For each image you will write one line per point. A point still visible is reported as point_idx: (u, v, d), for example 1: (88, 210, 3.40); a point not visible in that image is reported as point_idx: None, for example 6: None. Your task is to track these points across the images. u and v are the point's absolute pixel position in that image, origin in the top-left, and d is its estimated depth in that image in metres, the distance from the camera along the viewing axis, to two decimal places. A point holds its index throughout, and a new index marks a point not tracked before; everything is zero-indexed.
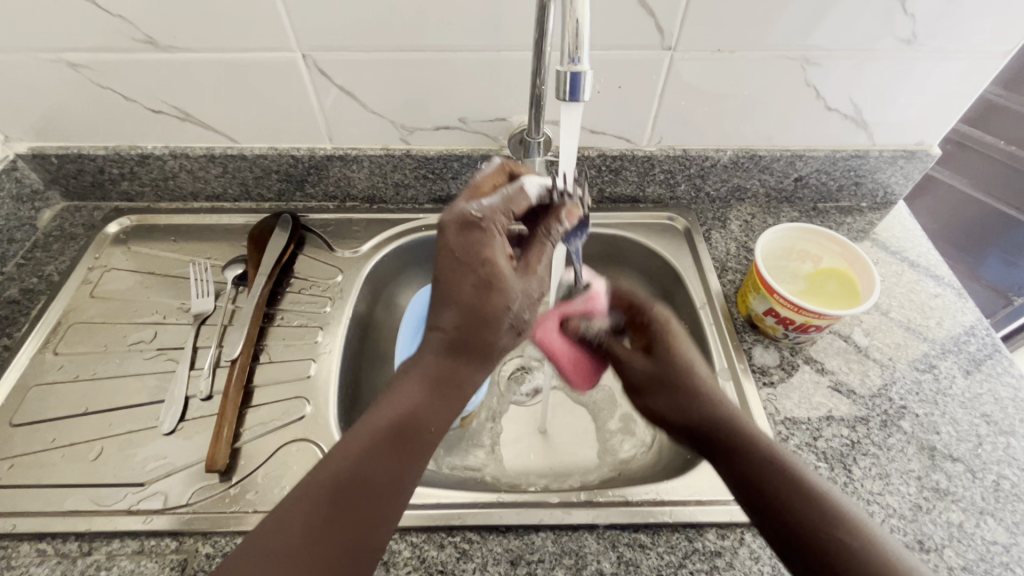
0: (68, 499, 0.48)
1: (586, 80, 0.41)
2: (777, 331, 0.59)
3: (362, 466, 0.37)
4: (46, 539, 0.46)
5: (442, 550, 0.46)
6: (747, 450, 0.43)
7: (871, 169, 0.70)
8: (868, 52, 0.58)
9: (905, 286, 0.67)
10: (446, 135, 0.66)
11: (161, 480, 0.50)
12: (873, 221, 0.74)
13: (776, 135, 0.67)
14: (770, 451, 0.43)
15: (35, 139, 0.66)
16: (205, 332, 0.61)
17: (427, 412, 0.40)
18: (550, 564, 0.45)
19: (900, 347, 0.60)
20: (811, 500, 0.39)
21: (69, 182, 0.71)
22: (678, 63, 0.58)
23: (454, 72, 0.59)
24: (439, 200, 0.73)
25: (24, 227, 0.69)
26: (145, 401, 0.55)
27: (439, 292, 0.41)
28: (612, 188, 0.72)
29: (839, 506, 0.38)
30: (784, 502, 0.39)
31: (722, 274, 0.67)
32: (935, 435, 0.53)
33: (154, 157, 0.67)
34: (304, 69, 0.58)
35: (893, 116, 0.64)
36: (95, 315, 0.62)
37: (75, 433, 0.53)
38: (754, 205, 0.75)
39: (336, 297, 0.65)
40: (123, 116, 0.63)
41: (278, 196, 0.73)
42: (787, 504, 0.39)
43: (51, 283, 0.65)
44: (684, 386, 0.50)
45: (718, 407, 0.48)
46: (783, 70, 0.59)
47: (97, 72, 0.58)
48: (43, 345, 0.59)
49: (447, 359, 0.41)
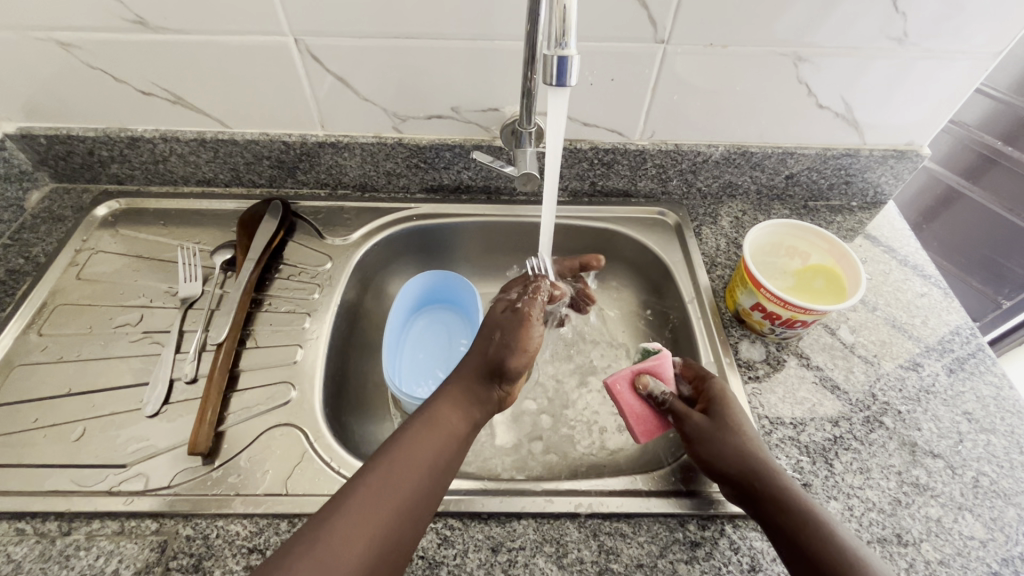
0: (48, 479, 0.48)
1: (574, 64, 0.41)
2: (763, 326, 0.59)
3: (385, 477, 0.42)
4: (25, 519, 0.46)
5: (423, 536, 0.46)
6: (781, 493, 0.43)
7: (861, 168, 0.71)
8: (861, 50, 0.58)
9: (892, 285, 0.67)
10: (439, 124, 0.66)
11: (144, 461, 0.49)
12: (863, 220, 0.74)
13: (767, 132, 0.67)
14: (792, 489, 0.43)
15: (23, 118, 0.66)
16: (192, 316, 0.61)
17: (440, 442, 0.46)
18: (530, 551, 0.45)
19: (885, 344, 0.61)
20: (843, 550, 0.39)
21: (58, 164, 0.70)
22: (671, 57, 0.58)
23: (447, 60, 0.58)
24: (431, 189, 0.73)
25: (11, 208, 0.69)
26: (129, 383, 0.55)
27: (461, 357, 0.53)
28: (604, 181, 0.72)
29: (826, 526, 0.40)
30: (818, 552, 0.39)
31: (711, 269, 0.67)
32: (916, 431, 0.53)
33: (144, 140, 0.67)
34: (296, 54, 0.58)
35: (884, 116, 0.65)
36: (82, 297, 0.62)
37: (58, 414, 0.52)
38: (745, 202, 0.75)
39: (325, 284, 0.65)
40: (113, 97, 0.63)
41: (269, 182, 0.72)
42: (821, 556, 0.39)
43: (38, 264, 0.65)
44: (728, 430, 0.47)
45: (754, 448, 0.46)
46: (775, 66, 0.59)
47: (87, 52, 0.58)
48: (28, 326, 0.59)
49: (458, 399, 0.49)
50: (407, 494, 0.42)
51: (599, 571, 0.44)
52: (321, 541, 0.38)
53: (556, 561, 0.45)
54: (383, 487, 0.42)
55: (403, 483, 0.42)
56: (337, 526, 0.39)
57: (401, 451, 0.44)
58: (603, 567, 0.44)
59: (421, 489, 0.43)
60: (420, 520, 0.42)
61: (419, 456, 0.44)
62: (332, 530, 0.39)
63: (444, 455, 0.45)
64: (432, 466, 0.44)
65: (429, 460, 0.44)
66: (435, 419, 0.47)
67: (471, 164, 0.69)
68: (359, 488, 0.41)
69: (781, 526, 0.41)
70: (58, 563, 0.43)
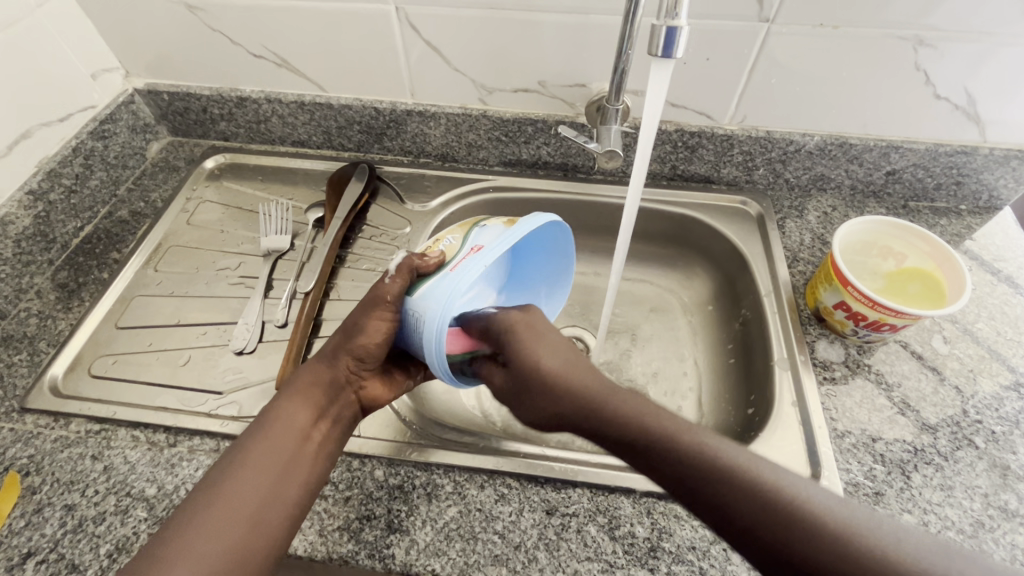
0: (159, 397, 0.54)
1: (682, 36, 0.43)
2: (846, 327, 0.56)
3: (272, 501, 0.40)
4: (139, 428, 0.52)
5: (482, 490, 0.48)
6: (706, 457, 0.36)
7: (977, 168, 0.65)
8: (995, 35, 0.52)
9: (998, 298, 0.62)
10: (525, 98, 0.66)
11: (237, 391, 0.55)
12: (970, 227, 0.68)
13: (871, 122, 0.63)
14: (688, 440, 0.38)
15: (152, 76, 0.73)
16: (283, 266, 0.66)
17: (244, 490, 0.40)
18: (584, 518, 0.46)
19: (982, 359, 0.56)
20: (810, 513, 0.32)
21: (176, 119, 0.77)
22: (773, 38, 0.56)
23: (540, 34, 0.59)
24: (508, 163, 0.74)
25: (136, 155, 0.76)
26: (228, 320, 0.61)
27: (335, 384, 0.47)
28: (686, 165, 0.70)
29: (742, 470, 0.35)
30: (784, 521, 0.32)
31: (793, 264, 0.64)
32: (1011, 454, 0.49)
33: (251, 100, 0.72)
34: (396, 22, 0.60)
35: (1010, 112, 0.59)
36: (190, 241, 0.69)
37: (168, 341, 0.59)
38: (835, 197, 0.71)
39: (402, 246, 0.68)
40: (229, 58, 0.68)
41: (357, 146, 0.76)
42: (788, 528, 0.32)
43: (155, 208, 0.72)
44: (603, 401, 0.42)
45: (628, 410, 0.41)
46: (889, 50, 0.55)
47: (210, 14, 0.63)
48: (146, 262, 0.67)
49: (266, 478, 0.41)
50: (287, 463, 0.42)
51: (650, 547, 0.45)
52: (177, 549, 0.36)
53: (608, 531, 0.46)
54: (231, 477, 0.40)
55: (234, 503, 0.39)
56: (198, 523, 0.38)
57: (249, 452, 0.42)
58: (655, 545, 0.45)
59: (261, 473, 0.41)
60: (284, 502, 0.40)
61: (229, 501, 0.39)
62: (223, 482, 0.40)
63: (315, 472, 0.43)
64: (237, 509, 0.39)
65: (276, 463, 0.42)
66: (277, 419, 0.44)
67: (552, 140, 0.70)
68: (202, 495, 0.39)
69: (726, 500, 0.34)
70: (165, 469, 0.49)
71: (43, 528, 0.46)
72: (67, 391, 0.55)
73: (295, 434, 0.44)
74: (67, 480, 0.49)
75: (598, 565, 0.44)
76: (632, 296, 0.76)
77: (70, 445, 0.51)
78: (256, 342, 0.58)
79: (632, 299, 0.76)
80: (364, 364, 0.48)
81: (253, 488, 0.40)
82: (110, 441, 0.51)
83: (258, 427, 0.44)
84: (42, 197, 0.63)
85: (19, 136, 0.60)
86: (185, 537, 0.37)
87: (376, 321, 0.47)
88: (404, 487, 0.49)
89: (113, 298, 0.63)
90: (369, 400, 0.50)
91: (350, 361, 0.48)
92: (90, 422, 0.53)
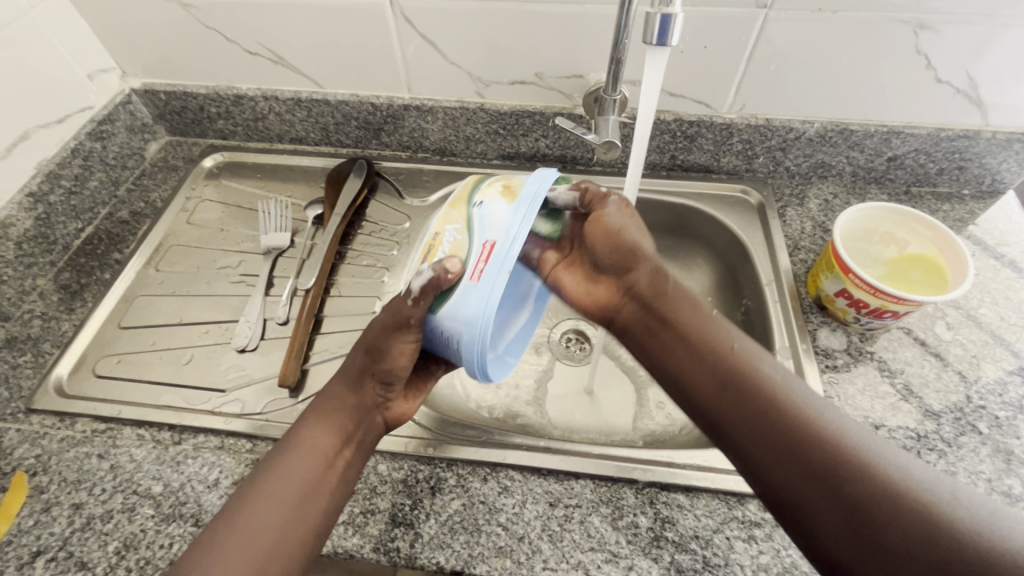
0: (164, 396, 0.55)
1: (677, 22, 0.42)
2: (847, 315, 0.56)
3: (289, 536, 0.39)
4: (144, 426, 0.53)
5: (485, 483, 0.49)
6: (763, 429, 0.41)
7: (980, 152, 0.64)
8: (997, 16, 0.52)
9: (1001, 283, 0.61)
10: (522, 91, 0.66)
11: (240, 388, 0.55)
12: (972, 212, 0.67)
13: (871, 108, 0.62)
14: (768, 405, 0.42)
15: (149, 76, 0.73)
16: (284, 264, 0.66)
17: (266, 522, 0.40)
18: (587, 509, 0.47)
19: (986, 345, 0.56)
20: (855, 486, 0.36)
21: (174, 118, 0.77)
22: (772, 24, 0.55)
23: (536, 25, 0.58)
24: (507, 156, 0.74)
25: (135, 156, 0.76)
26: (230, 318, 0.62)
27: (361, 407, 0.47)
28: (685, 155, 0.70)
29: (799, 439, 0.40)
30: (862, 486, 0.35)
31: (794, 252, 0.64)
32: (1014, 439, 0.49)
33: (248, 98, 0.72)
34: (391, 16, 0.60)
35: (1014, 95, 0.58)
36: (191, 240, 0.69)
37: (171, 340, 0.60)
38: (837, 184, 0.70)
39: (403, 242, 0.68)
40: (224, 56, 0.68)
41: (355, 142, 0.76)
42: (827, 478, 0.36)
43: (155, 208, 0.73)
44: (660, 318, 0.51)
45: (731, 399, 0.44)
46: (889, 34, 0.55)
47: (203, 11, 0.63)
48: (148, 262, 0.67)
49: (288, 511, 0.40)
50: (310, 496, 0.41)
51: (653, 536, 0.45)
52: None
53: (612, 522, 0.46)
54: (255, 504, 0.40)
55: (255, 534, 0.39)
56: (221, 549, 0.38)
57: (270, 478, 0.42)
58: (659, 534, 0.45)
59: (285, 505, 0.40)
60: (301, 540, 0.40)
61: (249, 530, 0.39)
62: (248, 509, 0.40)
63: (336, 501, 0.42)
64: (257, 542, 0.38)
65: (298, 494, 0.41)
66: (304, 445, 0.44)
67: (550, 132, 0.69)
68: (222, 524, 0.39)
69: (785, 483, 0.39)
70: (171, 467, 0.50)
71: (52, 527, 0.46)
72: (72, 391, 0.56)
73: (320, 460, 0.43)
74: (75, 478, 0.49)
75: (602, 555, 0.44)
76: None
77: (76, 444, 0.51)
78: (258, 339, 0.59)
79: None
80: (388, 385, 0.47)
81: (273, 520, 0.40)
82: (116, 440, 0.52)
83: (285, 450, 0.44)
84: (42, 198, 0.63)
85: (18, 138, 0.60)
86: (207, 564, 0.37)
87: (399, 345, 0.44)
88: (407, 480, 0.49)
89: (115, 298, 0.63)
90: (395, 417, 0.49)
91: (377, 385, 0.47)
92: (96, 421, 0.53)
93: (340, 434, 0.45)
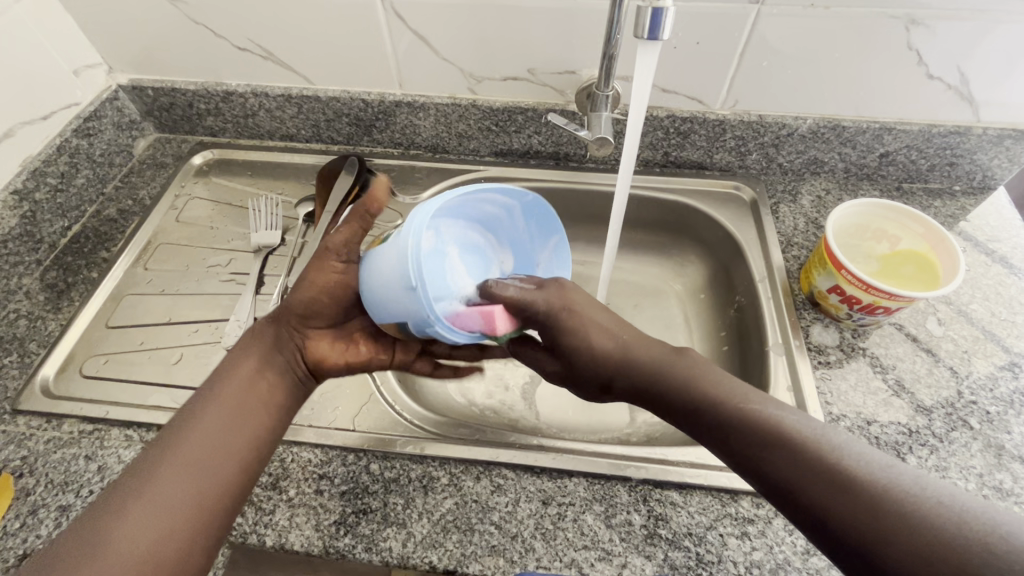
0: (152, 396, 0.54)
1: (667, 17, 0.42)
2: (840, 311, 0.56)
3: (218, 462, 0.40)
4: (132, 427, 0.52)
5: (478, 482, 0.48)
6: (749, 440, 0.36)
7: (971, 149, 0.64)
8: (987, 13, 0.52)
9: (992, 278, 0.61)
10: (515, 87, 0.65)
11: None
12: (964, 208, 0.68)
13: (864, 104, 0.62)
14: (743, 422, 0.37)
15: (136, 72, 0.72)
16: (274, 262, 0.65)
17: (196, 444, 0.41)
18: (580, 507, 0.46)
19: (976, 340, 0.56)
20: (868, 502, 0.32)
21: (162, 115, 0.76)
22: (764, 20, 0.55)
23: (528, 21, 0.58)
24: (500, 153, 0.74)
25: (123, 153, 0.75)
26: (220, 317, 0.61)
27: (285, 348, 0.47)
28: (679, 152, 0.70)
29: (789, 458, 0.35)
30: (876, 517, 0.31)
31: (787, 249, 0.64)
32: (1005, 434, 0.49)
33: (237, 94, 0.71)
34: (381, 11, 0.59)
35: (1005, 91, 0.58)
36: (180, 238, 0.68)
37: (160, 340, 0.59)
38: (829, 181, 0.70)
39: None
40: (213, 51, 0.67)
41: (347, 139, 0.75)
42: (867, 510, 0.31)
43: (143, 206, 0.72)
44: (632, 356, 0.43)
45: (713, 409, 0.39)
46: (881, 30, 0.55)
47: (191, 6, 0.62)
48: (136, 260, 0.66)
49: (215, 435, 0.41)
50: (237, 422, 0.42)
51: (647, 534, 0.45)
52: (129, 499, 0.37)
53: (605, 520, 0.46)
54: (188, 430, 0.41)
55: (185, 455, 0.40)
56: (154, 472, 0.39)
57: (209, 402, 0.43)
58: (652, 532, 0.45)
59: (215, 431, 0.41)
60: (229, 467, 0.41)
61: (182, 455, 0.40)
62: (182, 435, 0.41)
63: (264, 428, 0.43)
64: (188, 466, 0.39)
65: (225, 421, 0.42)
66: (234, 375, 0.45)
67: (543, 129, 0.69)
68: (141, 472, 0.39)
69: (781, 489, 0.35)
70: None
71: (38, 529, 0.46)
72: (59, 391, 0.55)
73: (246, 391, 0.44)
74: (61, 480, 0.48)
75: (595, 554, 0.44)
76: (626, 286, 0.76)
77: (63, 445, 0.51)
78: None
79: (627, 288, 0.76)
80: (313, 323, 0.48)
81: (203, 445, 0.41)
82: (103, 441, 0.51)
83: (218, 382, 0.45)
84: (27, 196, 0.62)
85: (2, 135, 0.59)
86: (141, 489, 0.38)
87: (326, 273, 0.46)
88: (400, 480, 0.49)
89: (102, 297, 0.62)
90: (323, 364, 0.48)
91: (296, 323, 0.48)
92: (83, 422, 0.52)
93: (262, 369, 0.46)
